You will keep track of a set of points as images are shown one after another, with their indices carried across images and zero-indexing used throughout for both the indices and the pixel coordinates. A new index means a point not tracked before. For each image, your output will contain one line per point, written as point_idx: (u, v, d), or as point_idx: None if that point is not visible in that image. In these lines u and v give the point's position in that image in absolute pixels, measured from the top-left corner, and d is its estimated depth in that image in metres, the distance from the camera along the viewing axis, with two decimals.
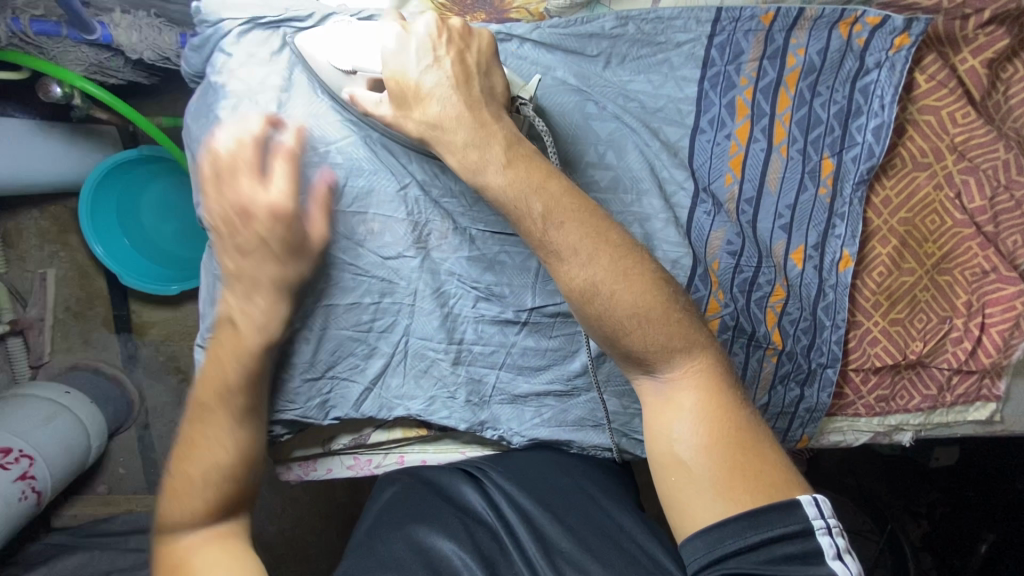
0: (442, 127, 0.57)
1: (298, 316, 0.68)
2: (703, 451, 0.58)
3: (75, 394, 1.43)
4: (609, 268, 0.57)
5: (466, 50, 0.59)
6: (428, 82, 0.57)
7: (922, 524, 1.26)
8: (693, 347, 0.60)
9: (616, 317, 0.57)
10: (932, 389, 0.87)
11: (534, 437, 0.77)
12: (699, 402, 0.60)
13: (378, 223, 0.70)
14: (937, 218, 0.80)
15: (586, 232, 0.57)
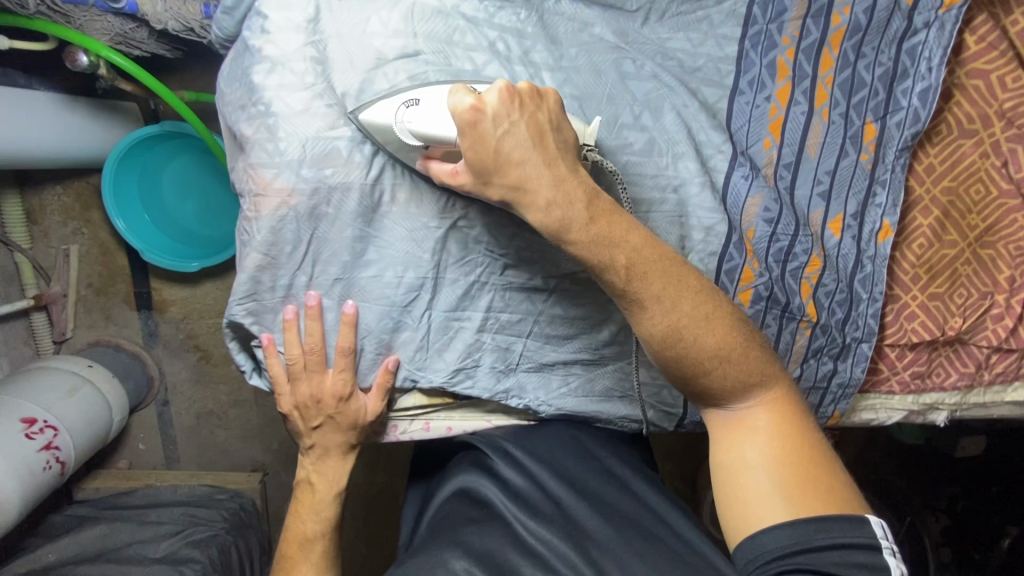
0: (529, 186, 0.51)
1: (322, 284, 0.64)
2: (774, 474, 0.60)
3: (97, 368, 1.46)
4: (692, 313, 0.58)
5: (538, 111, 0.52)
6: (508, 146, 0.50)
7: (942, 519, 1.36)
8: (768, 381, 0.62)
9: (698, 357, 0.59)
10: (969, 367, 0.85)
11: (561, 406, 0.75)
12: (773, 431, 0.62)
13: (405, 193, 0.63)
14: (982, 187, 0.77)
15: (663, 255, 0.56)
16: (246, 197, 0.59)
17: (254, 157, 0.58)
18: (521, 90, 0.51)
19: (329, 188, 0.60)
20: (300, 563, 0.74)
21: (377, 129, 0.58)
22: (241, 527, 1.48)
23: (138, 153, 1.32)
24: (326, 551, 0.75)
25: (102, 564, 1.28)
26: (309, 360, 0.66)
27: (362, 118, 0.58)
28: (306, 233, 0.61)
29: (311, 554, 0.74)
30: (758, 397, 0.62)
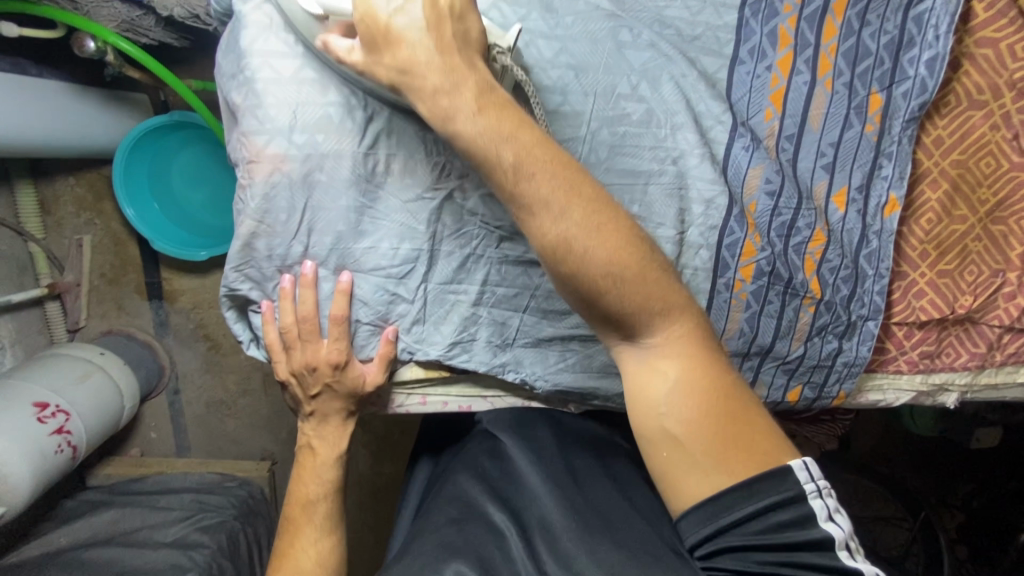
0: (424, 74, 0.50)
1: (318, 254, 0.64)
2: (688, 418, 0.56)
3: (109, 355, 1.48)
4: (583, 224, 0.52)
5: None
6: (402, 26, 0.50)
7: (958, 515, 1.42)
8: (674, 311, 0.56)
9: (590, 276, 0.53)
10: (981, 347, 0.83)
11: (557, 382, 0.75)
12: (685, 371, 0.57)
13: (398, 163, 0.64)
14: (992, 160, 0.75)
15: (563, 173, 0.52)
16: (240, 165, 0.61)
17: (247, 124, 0.59)
18: None
19: (321, 156, 0.61)
20: (304, 526, 0.76)
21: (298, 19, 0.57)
22: (249, 514, 1.49)
23: (152, 144, 1.34)
24: (330, 513, 0.78)
25: (113, 547, 1.29)
26: (299, 327, 0.67)
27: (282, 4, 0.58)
28: (298, 202, 0.61)
29: (315, 520, 0.77)
30: (671, 330, 0.57)
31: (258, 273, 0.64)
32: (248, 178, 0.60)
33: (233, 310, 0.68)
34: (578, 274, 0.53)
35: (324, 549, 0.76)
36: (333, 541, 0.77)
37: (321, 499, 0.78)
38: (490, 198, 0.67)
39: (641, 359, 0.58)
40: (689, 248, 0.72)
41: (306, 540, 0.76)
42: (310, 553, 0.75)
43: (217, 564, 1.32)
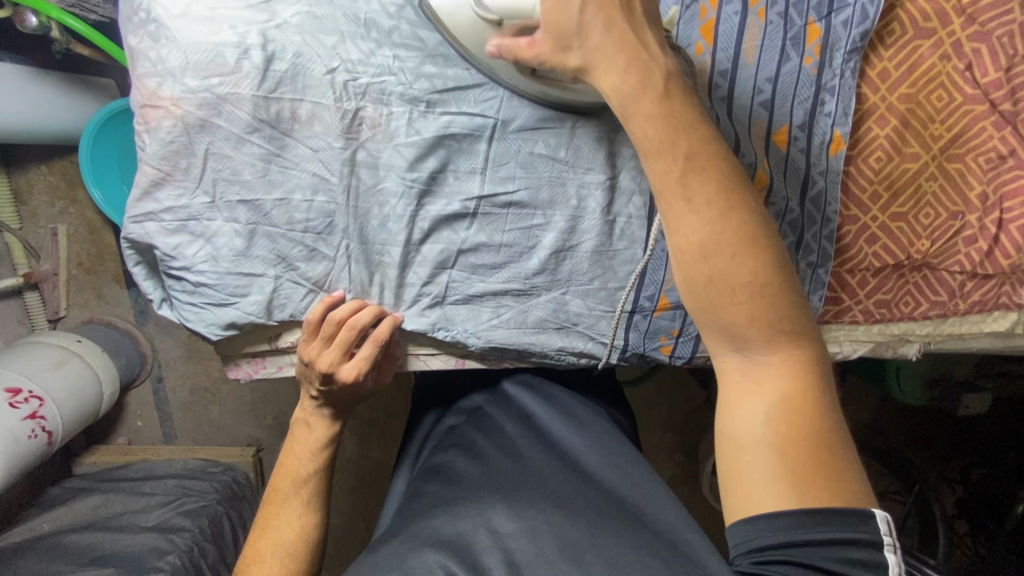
0: (604, 49, 0.53)
1: (228, 206, 0.62)
2: (779, 430, 0.50)
3: (86, 342, 1.42)
4: (736, 238, 0.52)
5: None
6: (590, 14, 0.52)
7: (957, 490, 1.40)
8: (802, 335, 0.53)
9: (731, 287, 0.52)
10: (941, 295, 0.79)
11: (491, 339, 0.73)
12: (785, 389, 0.51)
13: (307, 110, 0.61)
14: (944, 93, 0.72)
15: (714, 181, 0.53)
16: (136, 110, 0.59)
17: (140, 67, 0.57)
18: None
19: (217, 100, 0.58)
20: (289, 499, 0.74)
21: (450, 16, 0.59)
22: (233, 499, 1.43)
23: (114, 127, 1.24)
24: (316, 491, 0.75)
25: (91, 532, 1.25)
26: (343, 335, 0.67)
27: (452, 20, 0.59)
28: (196, 148, 0.60)
29: (298, 496, 0.74)
30: (792, 368, 0.52)
31: (160, 226, 0.61)
32: (146, 123, 0.58)
33: (142, 266, 0.67)
34: (707, 265, 0.52)
35: (307, 525, 0.73)
36: (315, 518, 0.74)
37: (310, 477, 0.75)
38: (409, 148, 0.64)
39: (742, 369, 0.53)
40: (621, 195, 0.70)
41: (290, 512, 0.74)
42: (293, 527, 0.73)
43: (199, 547, 1.25)
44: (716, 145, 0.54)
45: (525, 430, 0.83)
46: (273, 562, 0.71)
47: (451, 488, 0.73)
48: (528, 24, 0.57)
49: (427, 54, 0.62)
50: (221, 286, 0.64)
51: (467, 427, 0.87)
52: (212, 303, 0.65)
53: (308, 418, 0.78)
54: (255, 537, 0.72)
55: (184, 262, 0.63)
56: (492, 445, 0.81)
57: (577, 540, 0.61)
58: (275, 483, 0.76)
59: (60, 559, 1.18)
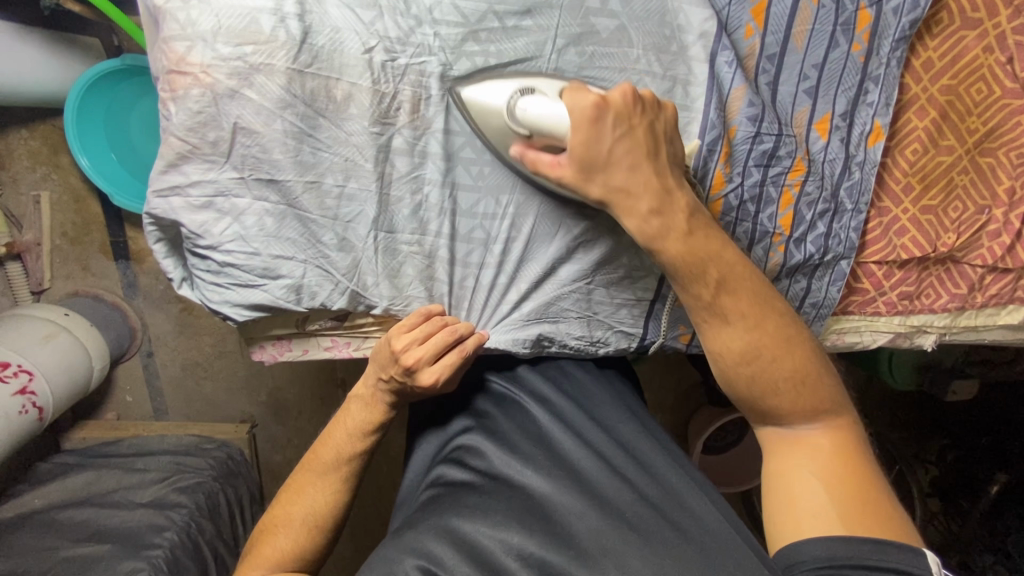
0: (629, 190, 0.57)
1: (255, 185, 0.59)
2: (836, 491, 0.59)
3: (75, 316, 1.34)
4: (772, 335, 0.62)
5: (655, 120, 0.56)
6: (620, 151, 0.55)
7: (931, 469, 1.42)
8: (837, 407, 0.63)
9: (773, 379, 0.62)
10: (962, 288, 0.79)
11: (514, 337, 0.70)
12: (835, 459, 0.61)
13: (345, 90, 0.58)
14: (984, 87, 0.71)
15: (747, 298, 0.61)
16: (160, 75, 0.55)
17: (166, 27, 0.53)
18: (644, 96, 0.56)
19: (249, 71, 0.55)
20: (317, 477, 0.72)
21: (479, 113, 0.59)
22: (229, 476, 1.39)
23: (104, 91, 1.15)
24: (349, 475, 0.72)
25: (87, 508, 1.22)
26: (435, 338, 0.64)
27: (466, 96, 0.59)
28: (224, 120, 0.56)
29: (334, 474, 0.72)
30: (824, 427, 0.63)
31: (187, 201, 0.58)
32: (172, 91, 0.54)
33: (163, 243, 0.63)
34: (750, 371, 0.62)
35: (335, 502, 0.71)
36: (345, 498, 0.72)
37: (337, 464, 0.72)
38: (444, 134, 0.61)
39: (788, 442, 0.64)
40: None
41: (315, 491, 0.71)
42: (319, 501, 0.71)
43: (197, 523, 1.22)
44: (748, 267, 0.62)
45: (549, 413, 0.77)
46: (298, 531, 0.69)
47: (484, 481, 0.69)
48: (555, 145, 0.58)
49: (469, 30, 0.59)
50: (248, 267, 0.61)
51: (482, 408, 0.80)
52: (236, 284, 0.62)
53: (353, 402, 0.73)
54: (287, 501, 0.71)
55: (210, 241, 0.59)
56: (517, 430, 0.75)
57: (617, 549, 0.59)
58: (314, 457, 0.73)
59: (57, 536, 1.16)
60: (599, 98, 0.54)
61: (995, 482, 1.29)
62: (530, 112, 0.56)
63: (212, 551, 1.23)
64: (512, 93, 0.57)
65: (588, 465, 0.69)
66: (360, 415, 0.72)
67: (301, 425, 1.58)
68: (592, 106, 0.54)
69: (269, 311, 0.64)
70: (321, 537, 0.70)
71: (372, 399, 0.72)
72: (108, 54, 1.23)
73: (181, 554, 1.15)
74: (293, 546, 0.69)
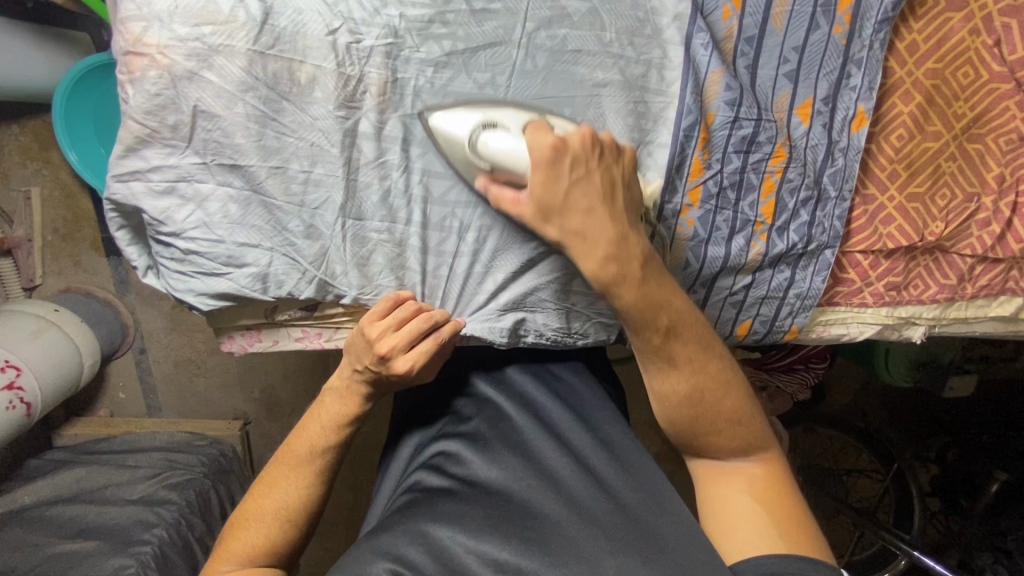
0: (585, 235, 0.56)
1: (219, 171, 0.58)
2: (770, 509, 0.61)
3: (62, 311, 1.33)
4: (713, 380, 0.62)
5: (614, 164, 0.56)
6: (577, 192, 0.55)
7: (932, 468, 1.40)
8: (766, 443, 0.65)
9: (713, 419, 0.63)
10: (951, 278, 0.77)
11: (491, 328, 0.69)
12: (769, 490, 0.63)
13: (308, 73, 0.56)
14: (971, 70, 0.70)
15: (693, 343, 0.61)
16: (120, 58, 0.54)
17: (124, 8, 0.52)
18: (602, 139, 0.55)
19: (209, 53, 0.54)
20: (290, 469, 0.70)
21: (446, 142, 0.59)
22: (220, 472, 1.38)
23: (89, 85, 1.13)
24: (323, 468, 0.71)
25: (75, 504, 1.21)
26: (411, 325, 0.63)
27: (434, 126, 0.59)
28: (184, 103, 0.55)
29: (307, 467, 0.70)
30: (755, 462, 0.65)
31: (149, 186, 0.57)
32: (131, 73, 0.53)
33: (128, 230, 0.62)
34: (690, 426, 0.63)
35: (308, 497, 0.70)
36: (319, 494, 0.71)
37: (310, 458, 0.70)
38: (411, 120, 0.60)
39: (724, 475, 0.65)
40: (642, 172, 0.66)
41: (288, 484, 0.70)
42: (291, 495, 0.69)
43: (187, 520, 1.22)
44: (697, 313, 0.61)
45: (531, 416, 0.75)
46: (268, 524, 0.68)
47: (463, 489, 0.68)
48: (516, 180, 0.58)
49: (436, 12, 0.58)
50: (212, 255, 0.60)
51: (468, 414, 0.78)
52: (200, 271, 0.61)
53: (329, 396, 0.72)
54: (258, 493, 0.70)
55: (172, 227, 0.58)
56: (499, 437, 0.73)
57: (595, 555, 0.58)
58: (286, 452, 0.71)
59: (44, 532, 1.15)
60: (556, 140, 0.53)
61: (994, 480, 1.26)
62: (493, 148, 0.57)
63: (201, 548, 1.22)
64: (475, 125, 0.58)
65: (566, 473, 0.67)
66: (335, 409, 0.71)
67: (291, 421, 1.57)
68: (551, 147, 0.53)
69: (237, 299, 0.63)
70: (292, 532, 0.69)
71: (347, 394, 0.71)
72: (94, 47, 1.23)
73: (170, 551, 1.15)
74: (263, 540, 0.68)
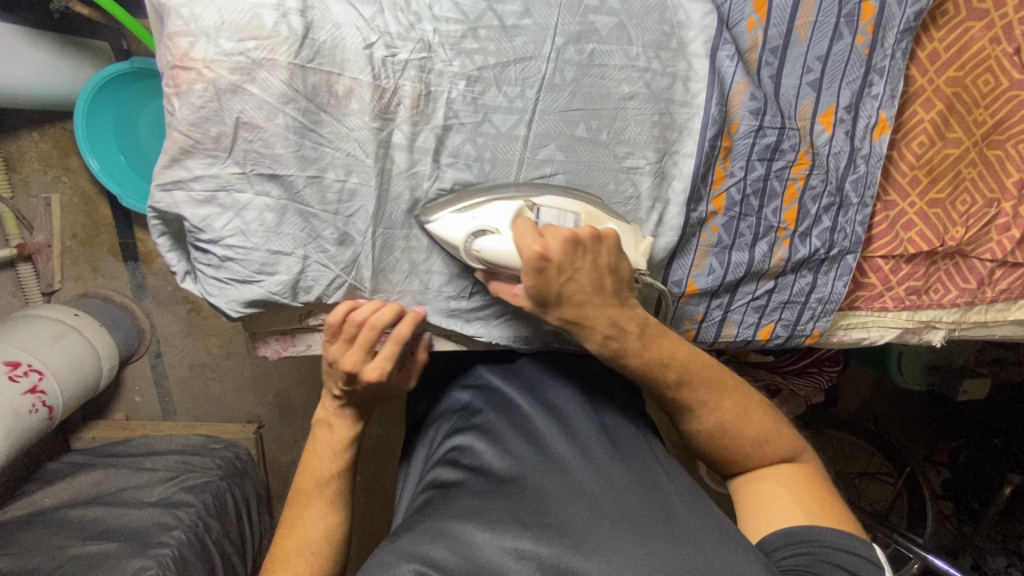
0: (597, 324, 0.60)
1: (257, 180, 0.59)
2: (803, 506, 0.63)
3: (84, 316, 1.35)
4: (732, 409, 0.66)
5: (597, 257, 0.58)
6: (569, 288, 0.58)
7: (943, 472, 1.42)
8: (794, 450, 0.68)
9: (740, 442, 0.67)
10: (971, 283, 0.78)
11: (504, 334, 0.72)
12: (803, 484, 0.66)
13: (345, 86, 0.58)
14: (991, 78, 0.71)
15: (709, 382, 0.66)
16: (165, 72, 0.55)
17: (171, 23, 0.54)
18: (582, 235, 0.57)
19: (250, 67, 0.55)
20: (313, 500, 0.70)
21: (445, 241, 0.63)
22: (236, 475, 1.40)
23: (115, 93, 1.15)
24: (341, 489, 0.72)
25: (95, 506, 1.23)
26: (364, 335, 0.63)
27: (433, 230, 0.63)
28: (226, 115, 0.56)
29: (324, 493, 0.71)
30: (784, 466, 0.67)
31: (190, 195, 0.58)
32: (175, 86, 0.55)
33: (167, 237, 0.64)
34: (723, 443, 0.67)
35: (335, 515, 0.71)
36: (342, 513, 0.71)
37: (333, 478, 0.71)
38: (444, 130, 0.61)
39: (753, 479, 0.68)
40: (667, 180, 0.67)
41: (314, 513, 0.70)
42: (318, 523, 0.69)
43: (204, 522, 1.23)
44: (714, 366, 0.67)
45: (538, 405, 0.75)
46: (301, 559, 0.67)
47: (478, 479, 0.68)
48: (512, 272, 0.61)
49: (469, 27, 0.59)
50: (248, 262, 0.61)
51: (477, 406, 0.79)
52: (236, 279, 0.62)
53: (321, 422, 0.73)
54: (283, 534, 0.69)
55: (210, 236, 0.60)
56: (509, 427, 0.73)
57: (613, 538, 0.57)
58: (302, 487, 0.71)
59: (65, 533, 1.16)
60: (540, 249, 0.55)
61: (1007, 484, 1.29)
62: (488, 248, 0.60)
63: (218, 550, 1.24)
64: (468, 232, 0.61)
65: (575, 456, 0.67)
66: (331, 433, 0.72)
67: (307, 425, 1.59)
68: (535, 254, 0.55)
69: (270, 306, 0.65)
70: (327, 553, 0.69)
71: (336, 416, 0.72)
72: (117, 58, 1.25)
73: (188, 552, 1.16)
74: (302, 572, 0.67)
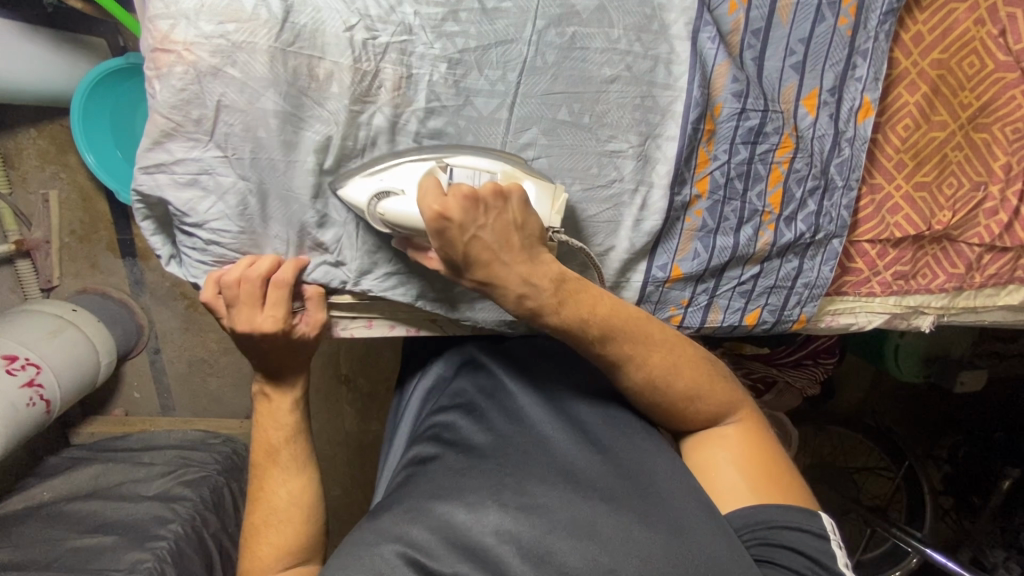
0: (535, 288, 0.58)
1: (240, 164, 0.60)
2: (747, 471, 0.65)
3: (81, 310, 1.36)
4: (664, 362, 0.64)
5: (503, 212, 0.56)
6: (481, 245, 0.56)
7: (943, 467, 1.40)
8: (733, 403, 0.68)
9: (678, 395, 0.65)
10: (959, 267, 0.78)
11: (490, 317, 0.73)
12: (749, 447, 0.67)
13: (326, 70, 0.58)
14: (976, 60, 0.70)
15: (642, 338, 0.63)
16: (147, 56, 0.56)
17: (152, 7, 0.54)
18: (483, 191, 0.55)
19: (231, 51, 0.56)
20: (270, 470, 0.71)
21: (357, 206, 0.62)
22: (234, 469, 1.41)
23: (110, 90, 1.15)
24: (299, 450, 0.72)
25: (93, 500, 1.23)
26: (246, 288, 0.62)
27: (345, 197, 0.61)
28: (207, 99, 0.57)
29: (283, 461, 0.71)
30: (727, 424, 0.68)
31: (173, 178, 0.59)
32: (157, 70, 0.55)
33: (152, 221, 0.64)
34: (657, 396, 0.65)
35: (299, 480, 0.71)
36: (305, 477, 0.72)
37: (285, 444, 0.71)
38: (426, 113, 0.62)
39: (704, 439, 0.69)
40: (650, 163, 0.67)
41: (274, 482, 0.70)
42: (283, 491, 0.70)
43: (201, 516, 1.24)
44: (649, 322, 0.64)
45: (523, 385, 0.76)
46: (272, 528, 0.68)
47: (457, 456, 0.67)
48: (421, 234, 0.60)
49: (449, 10, 0.59)
50: (235, 246, 0.62)
51: (463, 387, 0.79)
52: (222, 262, 0.63)
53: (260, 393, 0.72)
54: (252, 507, 0.70)
55: (195, 219, 0.60)
56: (494, 407, 0.73)
57: (591, 521, 0.58)
58: (260, 461, 0.71)
59: (63, 526, 1.17)
60: (437, 208, 0.53)
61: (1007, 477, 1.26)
62: (395, 212, 0.59)
63: (216, 543, 1.25)
64: (371, 195, 0.60)
65: (557, 436, 0.67)
66: (268, 402, 0.72)
67: None
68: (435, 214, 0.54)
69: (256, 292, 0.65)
70: (306, 526, 0.70)
71: (273, 386, 0.72)
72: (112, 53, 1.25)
73: (185, 545, 1.17)
74: (280, 544, 0.68)
